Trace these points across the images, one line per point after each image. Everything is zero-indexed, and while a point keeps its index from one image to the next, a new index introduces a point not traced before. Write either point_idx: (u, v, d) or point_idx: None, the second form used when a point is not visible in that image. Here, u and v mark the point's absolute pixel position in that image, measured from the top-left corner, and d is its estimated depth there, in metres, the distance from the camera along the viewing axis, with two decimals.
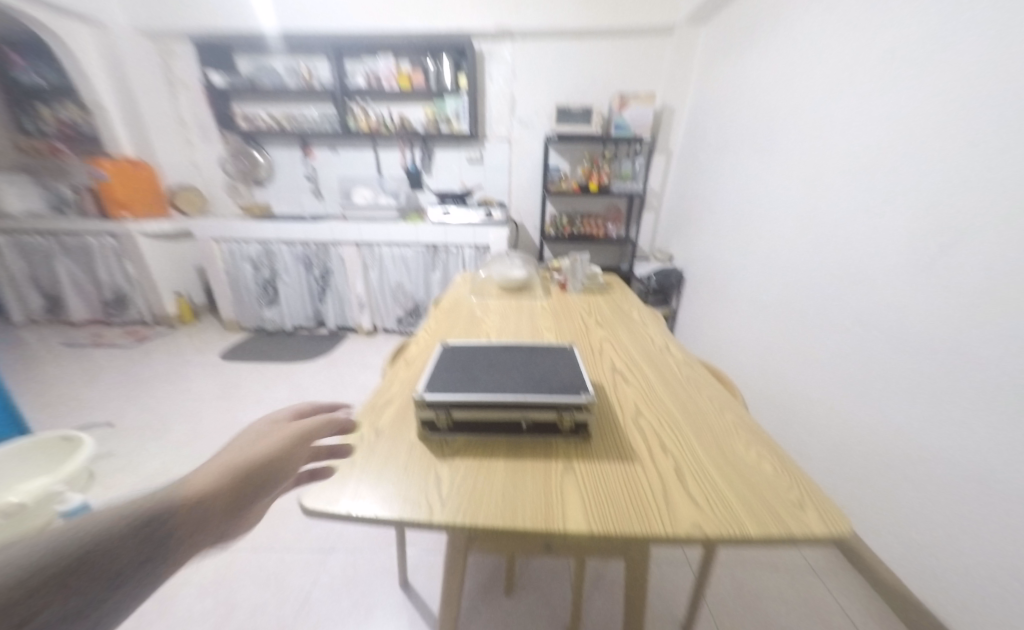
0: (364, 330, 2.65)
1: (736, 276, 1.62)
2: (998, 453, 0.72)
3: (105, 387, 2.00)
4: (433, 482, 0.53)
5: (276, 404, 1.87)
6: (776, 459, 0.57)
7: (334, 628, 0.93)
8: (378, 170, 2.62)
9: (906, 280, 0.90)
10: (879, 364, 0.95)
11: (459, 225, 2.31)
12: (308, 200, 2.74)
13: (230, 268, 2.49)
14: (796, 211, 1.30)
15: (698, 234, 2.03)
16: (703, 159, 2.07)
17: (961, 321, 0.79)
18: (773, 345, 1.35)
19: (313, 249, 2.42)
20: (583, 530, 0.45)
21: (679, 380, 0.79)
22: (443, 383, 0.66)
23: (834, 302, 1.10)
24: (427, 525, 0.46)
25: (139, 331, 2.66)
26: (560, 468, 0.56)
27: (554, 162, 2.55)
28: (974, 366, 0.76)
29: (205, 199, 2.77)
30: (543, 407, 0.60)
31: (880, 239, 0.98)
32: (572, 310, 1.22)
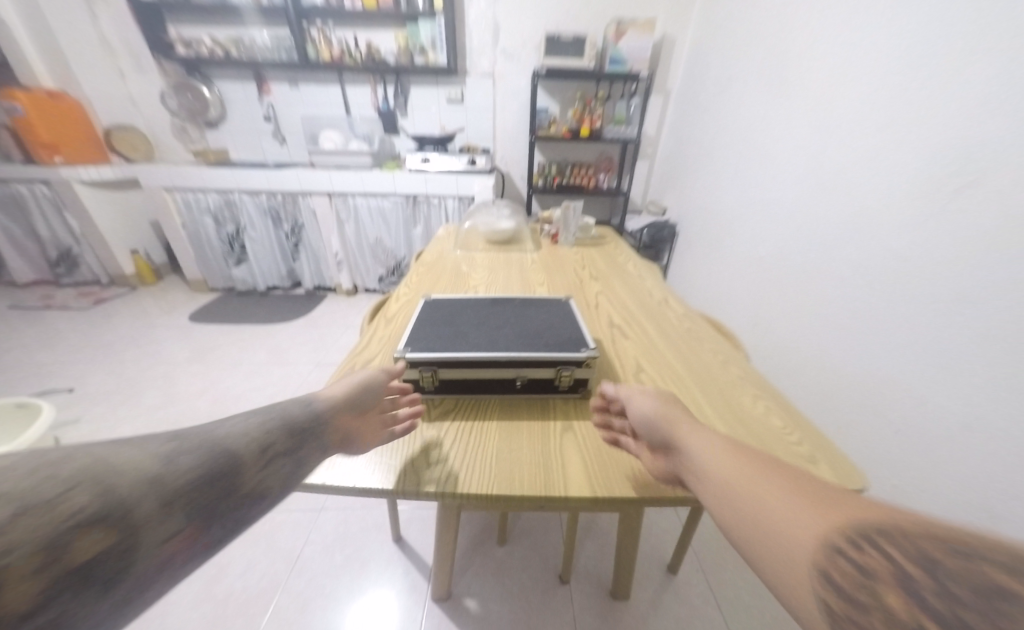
0: (343, 290, 2.52)
1: (731, 229, 1.55)
2: (973, 399, 0.68)
3: (63, 351, 1.86)
4: (421, 446, 0.48)
5: (251, 366, 1.78)
6: (785, 412, 0.55)
7: (329, 581, 0.94)
8: (346, 110, 2.34)
9: (909, 220, 0.83)
10: (868, 313, 0.91)
11: (440, 174, 2.12)
12: (270, 145, 2.45)
13: (187, 223, 2.26)
14: (799, 152, 1.20)
15: (693, 184, 1.92)
16: (703, 99, 1.90)
17: (960, 263, 0.73)
18: (762, 298, 1.33)
19: (280, 200, 2.21)
20: (585, 494, 0.42)
21: (681, 334, 0.75)
22: (428, 342, 0.60)
23: (831, 250, 1.04)
24: (415, 495, 0.42)
25: (95, 292, 2.46)
26: (558, 428, 0.52)
27: (543, 102, 2.32)
28: (966, 310, 0.71)
29: (149, 143, 2.45)
30: (541, 364, 0.56)
31: (887, 177, 0.89)
32: (564, 263, 1.15)
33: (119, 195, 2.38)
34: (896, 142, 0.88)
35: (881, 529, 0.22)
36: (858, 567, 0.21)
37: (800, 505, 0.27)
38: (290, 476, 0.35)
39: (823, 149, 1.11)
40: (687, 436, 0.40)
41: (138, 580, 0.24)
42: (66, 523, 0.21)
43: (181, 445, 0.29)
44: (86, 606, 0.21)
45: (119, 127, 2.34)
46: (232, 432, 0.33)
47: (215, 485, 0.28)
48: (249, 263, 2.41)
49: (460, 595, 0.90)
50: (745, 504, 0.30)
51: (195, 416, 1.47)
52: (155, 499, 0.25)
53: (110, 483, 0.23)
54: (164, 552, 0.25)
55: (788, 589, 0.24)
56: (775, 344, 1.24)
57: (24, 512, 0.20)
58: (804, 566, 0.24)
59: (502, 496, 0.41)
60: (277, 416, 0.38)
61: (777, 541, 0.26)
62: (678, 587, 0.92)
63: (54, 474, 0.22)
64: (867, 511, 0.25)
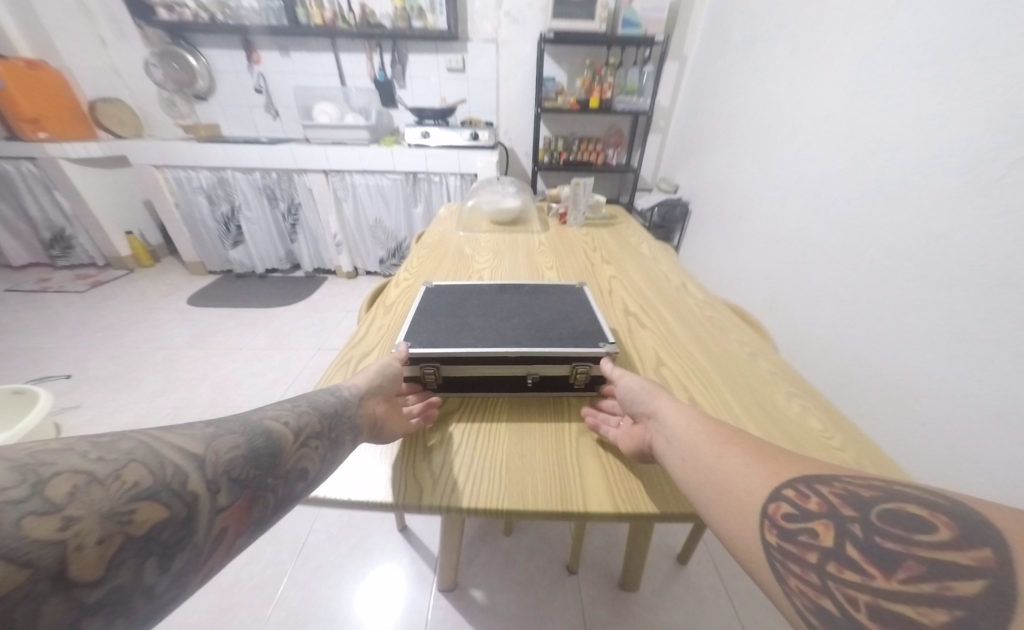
0: (344, 272, 2.47)
1: (748, 207, 1.46)
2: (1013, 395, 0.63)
3: (63, 335, 1.84)
4: (424, 453, 0.44)
5: (251, 351, 1.76)
6: (822, 410, 0.49)
7: (334, 570, 0.94)
8: (340, 80, 2.20)
9: (954, 196, 0.74)
10: (896, 298, 0.84)
11: (441, 150, 2.01)
12: (262, 119, 2.34)
13: (181, 202, 2.17)
14: (828, 122, 1.10)
15: (708, 159, 1.81)
16: (723, 64, 1.75)
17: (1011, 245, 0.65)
18: (776, 282, 1.26)
19: (275, 178, 2.11)
20: (607, 510, 0.37)
21: (703, 323, 0.69)
22: (429, 334, 0.55)
23: (858, 230, 0.96)
24: (416, 508, 0.38)
25: (92, 274, 2.42)
26: (573, 433, 0.47)
27: (550, 71, 2.17)
28: (1013, 297, 0.64)
29: (137, 118, 2.33)
30: (555, 361, 0.52)
31: (928, 147, 0.80)
32: (574, 245, 1.08)
33: (109, 173, 2.30)
34: (948, 104, 0.77)
35: (814, 480, 0.29)
36: (804, 513, 0.27)
37: (750, 462, 0.34)
38: (326, 459, 0.38)
39: (857, 118, 1.00)
40: (658, 404, 0.44)
41: (198, 549, 0.27)
42: (121, 497, 0.24)
43: (220, 431, 0.33)
44: (153, 572, 0.24)
45: (102, 99, 2.21)
46: (262, 420, 0.37)
47: (252, 465, 0.32)
48: (246, 245, 2.34)
49: (466, 585, 0.90)
50: (705, 463, 0.36)
51: (197, 401, 1.45)
52: (199, 476, 0.28)
53: (158, 462, 0.27)
54: (215, 525, 0.28)
55: (739, 529, 0.31)
56: (789, 329, 1.18)
57: (84, 488, 0.23)
58: (756, 512, 0.30)
59: (514, 511, 0.37)
60: (305, 403, 0.41)
61: (733, 493, 0.32)
62: (687, 577, 0.92)
63: (104, 457, 0.25)
64: (797, 465, 0.32)
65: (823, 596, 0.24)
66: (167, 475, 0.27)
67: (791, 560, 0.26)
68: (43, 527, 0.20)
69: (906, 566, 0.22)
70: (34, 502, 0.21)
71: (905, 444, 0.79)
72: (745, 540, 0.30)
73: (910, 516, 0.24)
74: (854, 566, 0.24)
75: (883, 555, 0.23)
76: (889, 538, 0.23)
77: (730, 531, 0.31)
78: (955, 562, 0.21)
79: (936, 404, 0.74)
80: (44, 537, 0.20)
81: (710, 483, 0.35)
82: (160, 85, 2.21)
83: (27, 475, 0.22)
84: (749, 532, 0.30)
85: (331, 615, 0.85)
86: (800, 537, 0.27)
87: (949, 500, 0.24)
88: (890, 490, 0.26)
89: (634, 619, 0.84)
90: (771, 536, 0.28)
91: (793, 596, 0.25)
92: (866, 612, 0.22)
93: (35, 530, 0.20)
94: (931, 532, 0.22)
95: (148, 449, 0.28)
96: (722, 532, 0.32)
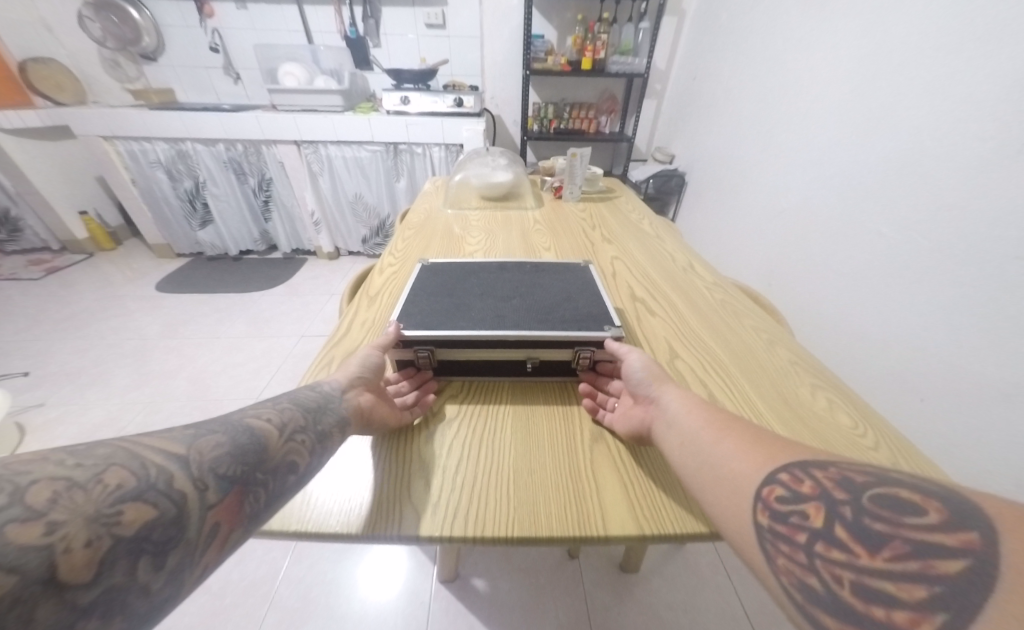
0: (325, 253, 2.34)
1: (747, 179, 1.39)
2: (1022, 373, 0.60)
3: (20, 328, 1.70)
4: (418, 471, 0.39)
5: (229, 339, 1.66)
6: (849, 403, 0.46)
7: (331, 567, 0.91)
8: (307, 38, 1.98)
9: (975, 164, 0.69)
10: (907, 275, 0.80)
11: (423, 117, 1.85)
12: (222, 83, 2.11)
13: (138, 179, 1.98)
14: (835, 81, 1.02)
15: (707, 126, 1.72)
16: (724, 20, 1.62)
17: None
18: (775, 258, 1.23)
19: (241, 150, 1.93)
20: (628, 532, 0.33)
21: (715, 308, 0.65)
22: (423, 317, 0.50)
23: (867, 200, 0.90)
24: (413, 539, 0.33)
25: (45, 259, 2.23)
26: (584, 440, 0.42)
27: (538, 28, 1.99)
28: None
29: (77, 81, 2.07)
30: (557, 345, 0.48)
31: (948, 111, 0.74)
32: (571, 222, 1.01)
33: (50, 146, 2.06)
34: (967, 61, 0.71)
35: (810, 465, 0.29)
36: (798, 495, 0.27)
37: (746, 447, 0.33)
38: (315, 451, 0.35)
39: (868, 74, 0.92)
40: (664, 390, 0.42)
41: (190, 548, 0.25)
42: (105, 500, 0.23)
43: (202, 431, 0.31)
44: (147, 570, 0.23)
45: (33, 58, 1.94)
46: (243, 419, 0.34)
47: (241, 461, 0.30)
48: (216, 225, 2.18)
49: (467, 576, 0.89)
50: (702, 448, 0.35)
51: (174, 395, 1.38)
52: (183, 475, 0.27)
53: (141, 463, 0.26)
54: (207, 523, 0.26)
55: (731, 510, 0.30)
56: (789, 306, 1.15)
57: (65, 493, 0.22)
58: (750, 495, 0.30)
59: (526, 537, 0.33)
60: (285, 401, 0.38)
61: (728, 477, 0.32)
62: (687, 556, 0.93)
63: (82, 464, 0.24)
64: (791, 451, 0.32)
65: (808, 573, 0.24)
66: (151, 475, 0.26)
67: (781, 540, 0.26)
68: (27, 533, 0.20)
69: (894, 545, 0.22)
70: (12, 511, 0.21)
71: (905, 419, 0.79)
72: (735, 521, 0.30)
73: (902, 500, 0.24)
74: (841, 545, 0.24)
75: (873, 535, 0.23)
76: (878, 520, 0.24)
77: (720, 512, 0.31)
78: (942, 543, 0.21)
79: (941, 382, 0.72)
80: (29, 543, 0.20)
81: (705, 465, 0.34)
82: (98, 42, 1.94)
83: (4, 485, 0.21)
84: (740, 514, 0.29)
85: (331, 613, 0.83)
86: (791, 518, 0.26)
87: (940, 486, 0.24)
88: (883, 476, 0.26)
89: (633, 600, 0.85)
90: (763, 518, 0.28)
91: (778, 574, 0.25)
92: (850, 589, 0.22)
93: (18, 536, 0.20)
94: (920, 515, 0.23)
95: (127, 452, 0.26)
96: (710, 511, 0.32)
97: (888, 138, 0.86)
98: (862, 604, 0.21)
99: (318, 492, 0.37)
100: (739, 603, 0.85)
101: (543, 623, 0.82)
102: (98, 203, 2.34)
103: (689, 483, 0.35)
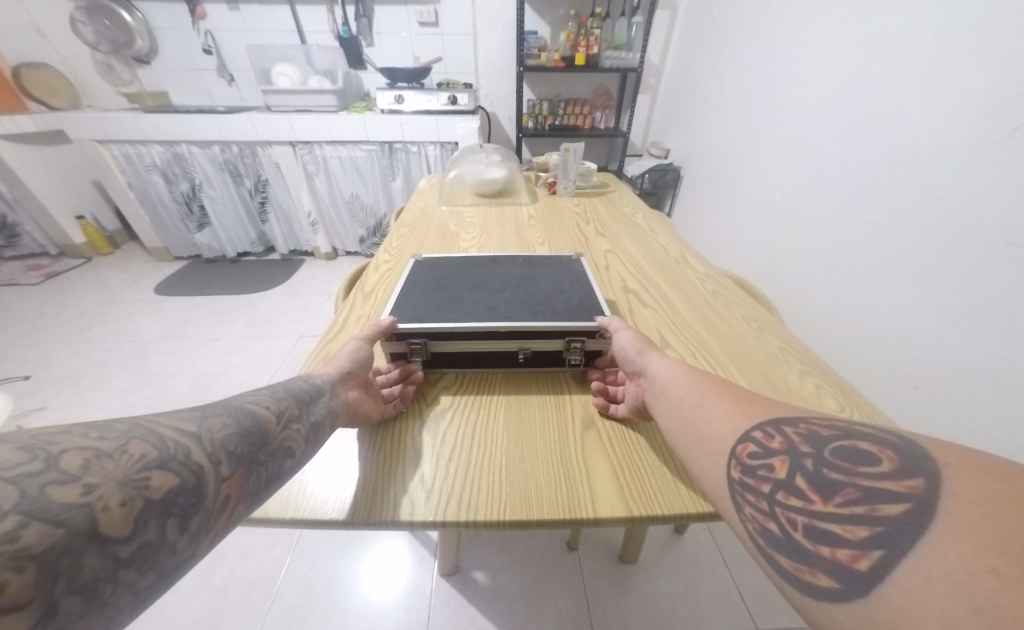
0: (322, 253, 2.35)
1: (741, 171, 1.40)
2: (1009, 356, 0.62)
3: (19, 333, 1.71)
4: (414, 459, 0.39)
5: (228, 341, 1.67)
6: (834, 386, 0.47)
7: (333, 564, 0.92)
8: (300, 38, 1.98)
9: (962, 152, 0.70)
10: (897, 262, 0.81)
11: (418, 116, 1.84)
12: (216, 84, 2.11)
13: (133, 182, 1.98)
14: (828, 71, 1.01)
15: (701, 118, 1.71)
16: (717, 12, 1.62)
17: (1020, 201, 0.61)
18: (768, 250, 1.24)
19: (236, 152, 1.93)
20: (613, 513, 0.34)
21: (707, 298, 0.66)
22: (417, 310, 0.51)
23: (858, 189, 0.91)
24: (407, 524, 0.34)
25: (42, 264, 2.23)
26: (576, 426, 0.43)
27: (531, 25, 1.99)
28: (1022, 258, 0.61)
29: (71, 86, 2.06)
30: (548, 336, 0.48)
31: (938, 98, 0.74)
32: (565, 216, 1.02)
33: (47, 150, 2.06)
34: (957, 52, 0.71)
35: (783, 423, 0.30)
36: (766, 451, 0.28)
37: (724, 407, 0.34)
38: (309, 441, 0.36)
39: (860, 67, 0.92)
40: (652, 362, 0.43)
41: (208, 513, 0.27)
42: (132, 467, 0.24)
43: (207, 412, 0.32)
44: (174, 531, 0.24)
45: (27, 63, 1.94)
46: (243, 403, 0.35)
47: (247, 440, 0.31)
48: (213, 227, 2.19)
49: (467, 568, 0.90)
50: (683, 412, 0.36)
51: (175, 395, 1.39)
52: (199, 449, 0.28)
53: (158, 438, 0.27)
54: (221, 493, 0.28)
55: (709, 468, 0.32)
56: (785, 298, 1.16)
57: (95, 460, 0.23)
58: (724, 453, 0.31)
59: (515, 520, 0.34)
60: (282, 390, 0.38)
61: (708, 438, 0.33)
62: (685, 545, 0.94)
63: (104, 437, 0.25)
64: (770, 409, 0.32)
65: (769, 519, 0.25)
66: (170, 447, 0.27)
67: (748, 491, 0.28)
68: (65, 494, 0.21)
69: (845, 492, 0.23)
70: (50, 476, 0.21)
71: (898, 406, 0.80)
72: (710, 477, 0.31)
73: (860, 451, 0.25)
74: (798, 493, 0.25)
75: (827, 483, 0.24)
76: (835, 469, 0.24)
77: (700, 470, 0.32)
78: (890, 490, 0.22)
79: (933, 369, 0.73)
80: (69, 502, 0.21)
81: (688, 429, 0.35)
82: (92, 46, 1.94)
83: (37, 453, 0.22)
84: (715, 470, 0.31)
85: (333, 607, 0.84)
86: (759, 472, 0.28)
87: (900, 437, 0.25)
88: (848, 430, 0.27)
89: (633, 590, 0.86)
90: (735, 472, 0.29)
91: (746, 522, 0.27)
92: (802, 531, 0.24)
93: (57, 495, 0.21)
94: (874, 464, 0.23)
95: (145, 427, 0.27)
96: (694, 471, 0.33)
97: (880, 127, 0.86)
98: (811, 544, 0.23)
99: (318, 486, 0.37)
100: (737, 590, 0.86)
101: (542, 615, 0.83)
102: (95, 207, 2.35)
103: (674, 446, 0.36)
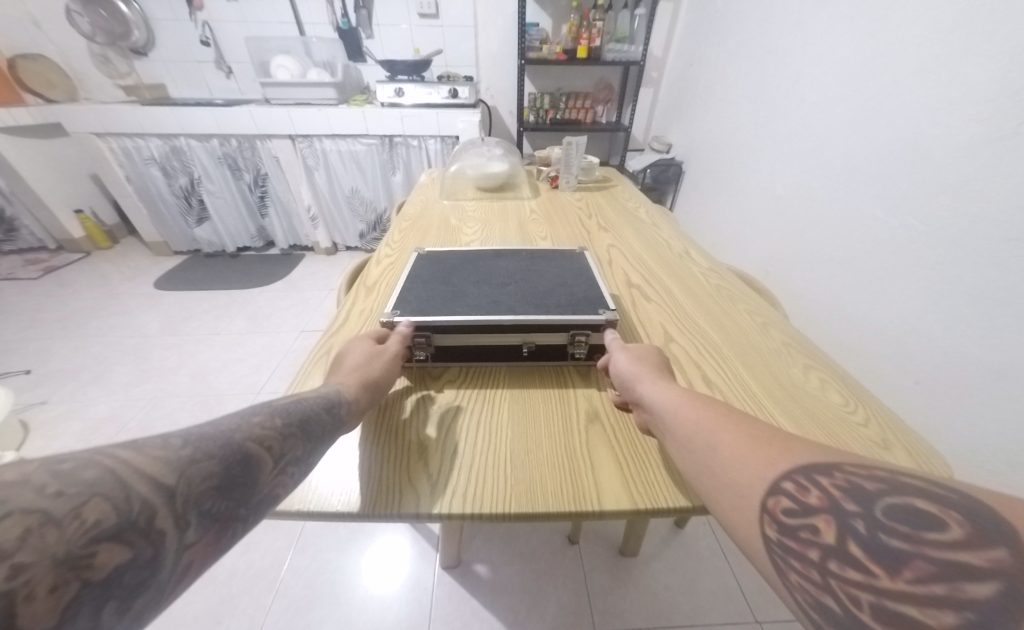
0: (322, 248, 2.33)
1: (744, 165, 1.39)
2: (1011, 351, 0.62)
3: (19, 327, 1.70)
4: (420, 458, 0.39)
5: (229, 336, 1.67)
6: (840, 383, 0.47)
7: (336, 556, 0.92)
8: (299, 29, 1.95)
9: (970, 147, 0.69)
10: (902, 258, 0.80)
11: (418, 109, 1.82)
12: (213, 76, 2.09)
13: (132, 176, 1.96)
14: (834, 62, 1.00)
15: (704, 112, 1.70)
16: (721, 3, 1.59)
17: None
18: (773, 245, 1.23)
19: (235, 146, 1.92)
20: (621, 505, 0.34)
21: (711, 294, 0.65)
22: (420, 305, 0.51)
23: (863, 183, 0.90)
24: (415, 516, 0.34)
25: (41, 259, 2.23)
26: (581, 420, 0.43)
27: (533, 17, 1.96)
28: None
29: (67, 78, 2.04)
30: (552, 329, 0.48)
31: (947, 90, 0.73)
32: (568, 211, 1.01)
33: (45, 144, 2.05)
34: (969, 43, 0.69)
35: (815, 470, 0.26)
36: (803, 507, 0.24)
37: (744, 447, 0.30)
38: (299, 481, 0.31)
39: (866, 58, 0.90)
40: (642, 385, 0.41)
41: (158, 589, 0.21)
42: (81, 537, 0.18)
43: (200, 442, 0.26)
44: (112, 616, 0.19)
45: (22, 55, 1.92)
46: (244, 430, 0.29)
47: (228, 495, 0.25)
48: (212, 221, 2.18)
49: (469, 561, 0.91)
50: (697, 451, 0.32)
51: (176, 390, 1.39)
52: (167, 510, 0.21)
53: (126, 493, 0.20)
54: (180, 561, 0.22)
55: (738, 520, 0.27)
56: (790, 294, 1.15)
57: (37, 531, 0.17)
58: (754, 505, 0.27)
59: (524, 512, 0.34)
60: (286, 408, 0.34)
61: (730, 482, 0.29)
62: (685, 539, 0.95)
63: (63, 491, 0.19)
64: (796, 449, 0.28)
65: (825, 593, 0.21)
66: (133, 510, 0.20)
67: (792, 556, 0.23)
68: None
69: (914, 565, 0.19)
70: None
71: (903, 402, 0.79)
72: (742, 534, 0.27)
73: (918, 512, 0.21)
74: (855, 563, 0.21)
75: (890, 553, 0.20)
76: (894, 535, 0.20)
77: (726, 518, 0.28)
78: (968, 563, 0.18)
79: (937, 365, 0.73)
80: None
81: (706, 474, 0.31)
82: (88, 38, 1.91)
83: None
84: (747, 528, 0.27)
85: (334, 599, 0.85)
86: (801, 534, 0.23)
87: (953, 490, 0.21)
88: (894, 482, 0.23)
89: (632, 583, 0.87)
90: (771, 531, 0.25)
91: (795, 593, 0.23)
92: (869, 611, 0.19)
93: None
94: (941, 530, 0.19)
95: (115, 477, 0.21)
96: (720, 518, 0.29)
97: (887, 120, 0.84)
98: None
99: (318, 487, 0.36)
100: (735, 583, 0.87)
101: (544, 607, 0.83)
102: (94, 201, 2.34)
103: (694, 486, 0.32)
